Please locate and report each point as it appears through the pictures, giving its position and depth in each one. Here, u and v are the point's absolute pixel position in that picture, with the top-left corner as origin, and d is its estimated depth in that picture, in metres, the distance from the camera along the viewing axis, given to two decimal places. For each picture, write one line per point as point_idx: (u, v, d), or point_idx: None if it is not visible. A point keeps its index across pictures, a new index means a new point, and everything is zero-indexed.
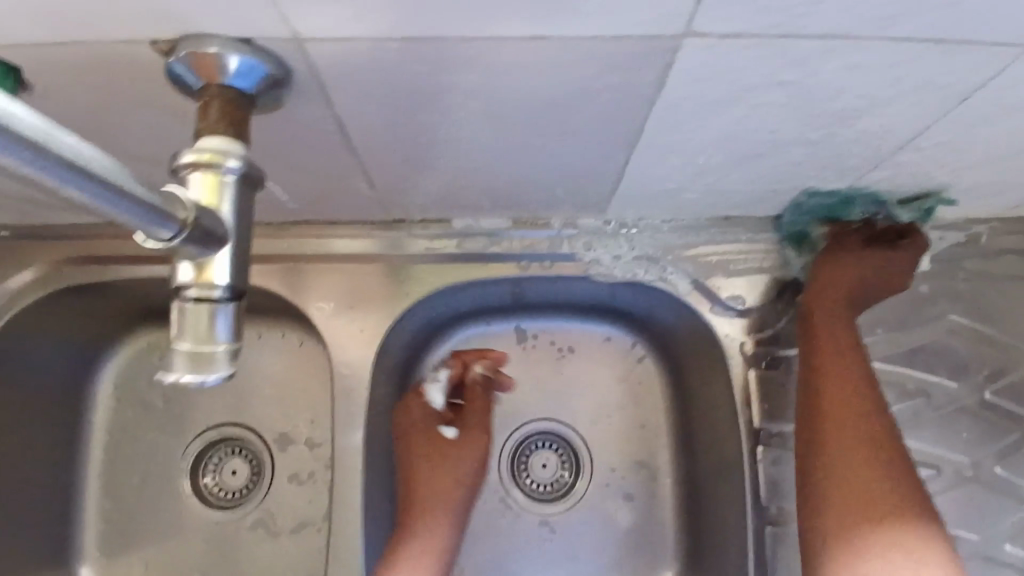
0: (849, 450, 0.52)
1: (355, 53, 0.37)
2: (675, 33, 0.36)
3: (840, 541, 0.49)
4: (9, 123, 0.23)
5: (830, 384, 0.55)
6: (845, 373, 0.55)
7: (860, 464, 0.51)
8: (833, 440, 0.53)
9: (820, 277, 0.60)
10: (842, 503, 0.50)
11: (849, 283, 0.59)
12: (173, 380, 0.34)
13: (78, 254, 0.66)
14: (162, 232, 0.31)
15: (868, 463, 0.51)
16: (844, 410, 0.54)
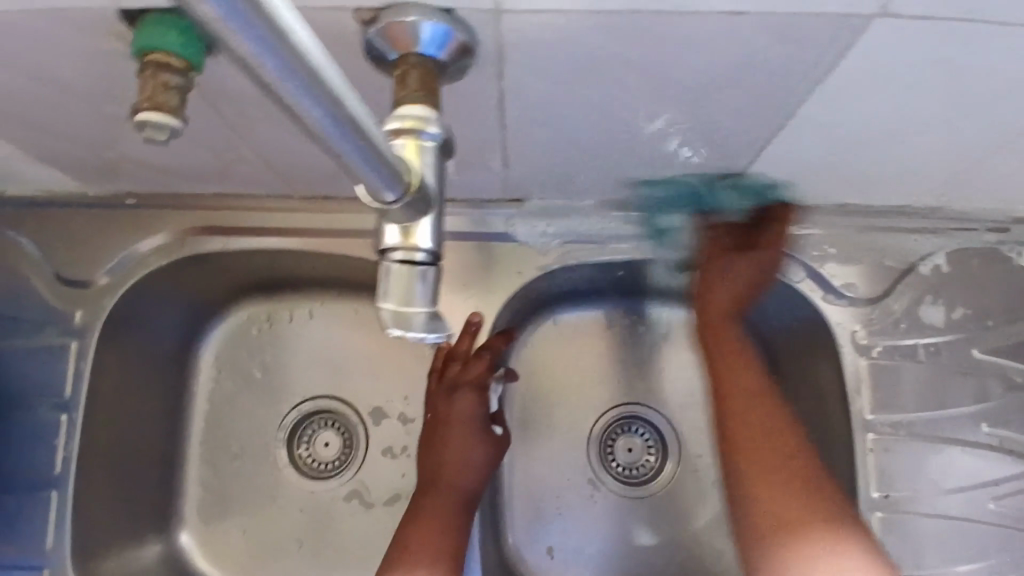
0: (762, 467, 0.56)
1: (546, 23, 0.38)
2: (868, 11, 0.37)
3: (772, 541, 0.53)
4: (320, 78, 0.24)
5: (733, 403, 0.60)
6: (753, 402, 0.59)
7: (780, 485, 0.55)
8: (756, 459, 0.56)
9: (726, 273, 0.63)
10: (779, 505, 0.54)
11: (750, 282, 0.63)
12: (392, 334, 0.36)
13: (200, 224, 0.68)
14: (388, 197, 0.32)
15: (784, 485, 0.55)
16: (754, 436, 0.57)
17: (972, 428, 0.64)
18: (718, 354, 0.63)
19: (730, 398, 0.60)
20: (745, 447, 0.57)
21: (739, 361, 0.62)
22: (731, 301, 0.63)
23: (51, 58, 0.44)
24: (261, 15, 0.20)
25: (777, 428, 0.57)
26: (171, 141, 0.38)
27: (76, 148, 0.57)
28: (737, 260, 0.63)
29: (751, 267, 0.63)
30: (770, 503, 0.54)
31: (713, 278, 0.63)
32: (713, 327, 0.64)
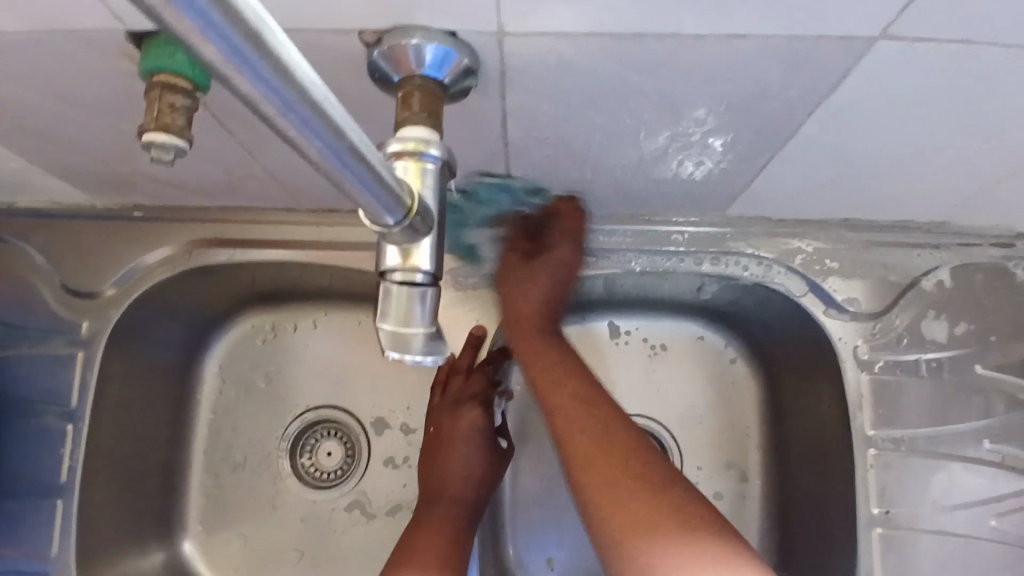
0: (577, 438, 0.50)
1: (549, 45, 0.38)
2: (868, 34, 0.38)
3: (620, 528, 0.45)
4: (323, 110, 0.23)
5: (548, 388, 0.54)
6: (563, 377, 0.55)
7: (596, 464, 0.49)
8: (581, 446, 0.50)
9: (516, 283, 0.60)
10: (631, 509, 0.46)
11: (553, 282, 0.61)
12: (391, 359, 0.36)
13: (207, 236, 0.69)
14: (388, 220, 0.32)
15: (600, 472, 0.48)
16: (576, 412, 0.52)
17: (973, 444, 0.64)
18: (534, 331, 0.59)
19: (555, 380, 0.55)
20: (565, 426, 0.51)
21: (553, 338, 0.58)
22: (542, 312, 0.60)
23: (63, 75, 0.44)
24: (269, 59, 0.20)
25: (596, 408, 0.52)
26: (177, 160, 0.39)
27: (85, 161, 0.58)
28: (530, 272, 0.60)
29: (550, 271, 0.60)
30: (619, 498, 0.46)
31: (514, 290, 0.61)
32: (524, 314, 0.59)
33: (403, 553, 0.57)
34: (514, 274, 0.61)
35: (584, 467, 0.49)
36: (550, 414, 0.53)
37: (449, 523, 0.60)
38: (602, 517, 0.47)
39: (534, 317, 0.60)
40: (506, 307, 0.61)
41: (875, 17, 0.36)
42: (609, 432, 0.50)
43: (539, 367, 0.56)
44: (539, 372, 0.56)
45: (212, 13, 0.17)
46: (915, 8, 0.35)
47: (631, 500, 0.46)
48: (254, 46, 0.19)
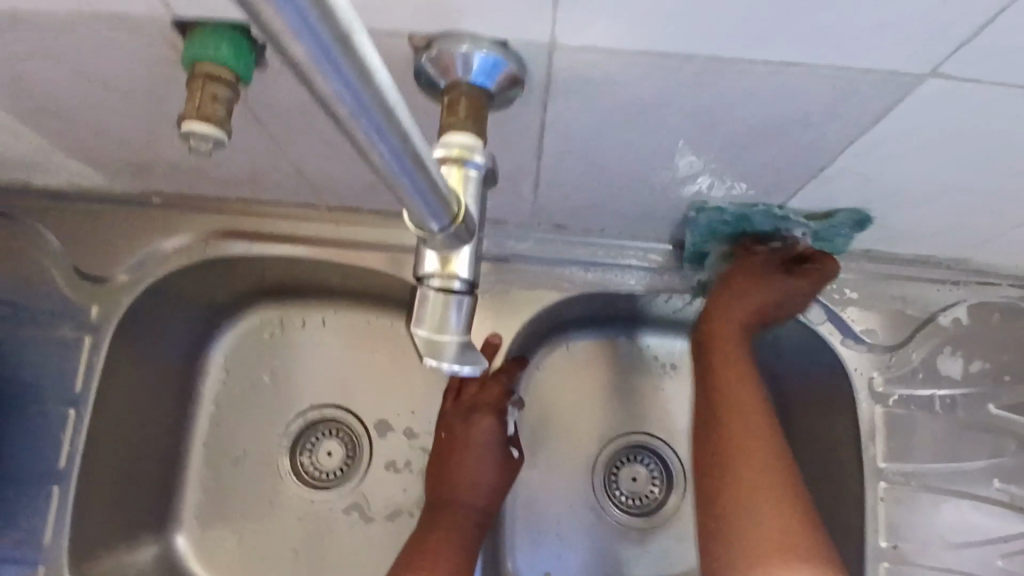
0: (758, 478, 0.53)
1: (599, 61, 0.38)
2: (922, 70, 0.38)
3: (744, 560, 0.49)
4: (395, 116, 0.22)
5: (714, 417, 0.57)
6: (751, 401, 0.57)
7: (777, 506, 0.51)
8: (755, 481, 0.53)
9: (741, 290, 0.61)
10: (771, 536, 0.50)
11: (770, 302, 0.61)
12: (425, 365, 0.35)
13: (224, 228, 0.68)
14: (432, 226, 0.31)
15: (780, 515, 0.51)
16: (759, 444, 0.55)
17: (983, 483, 0.63)
18: (717, 349, 0.61)
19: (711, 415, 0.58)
20: (737, 457, 0.54)
21: (737, 361, 0.60)
22: (745, 319, 0.62)
23: (100, 58, 0.44)
24: (354, 62, 0.19)
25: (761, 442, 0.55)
26: (215, 151, 0.38)
27: (109, 145, 0.57)
28: (762, 281, 0.61)
29: (773, 292, 0.61)
30: (745, 525, 0.51)
31: (733, 294, 0.62)
32: (724, 325, 0.61)
33: (411, 555, 0.57)
34: (746, 276, 0.62)
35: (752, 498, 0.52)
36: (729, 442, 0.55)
37: (455, 530, 0.59)
38: (728, 551, 0.51)
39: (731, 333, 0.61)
40: (722, 307, 0.62)
41: (933, 54, 0.36)
42: (779, 471, 0.53)
43: (728, 392, 0.58)
44: (731, 397, 0.58)
45: (309, 12, 0.17)
46: (973, 47, 0.35)
47: (760, 525, 0.50)
48: (342, 49, 0.19)
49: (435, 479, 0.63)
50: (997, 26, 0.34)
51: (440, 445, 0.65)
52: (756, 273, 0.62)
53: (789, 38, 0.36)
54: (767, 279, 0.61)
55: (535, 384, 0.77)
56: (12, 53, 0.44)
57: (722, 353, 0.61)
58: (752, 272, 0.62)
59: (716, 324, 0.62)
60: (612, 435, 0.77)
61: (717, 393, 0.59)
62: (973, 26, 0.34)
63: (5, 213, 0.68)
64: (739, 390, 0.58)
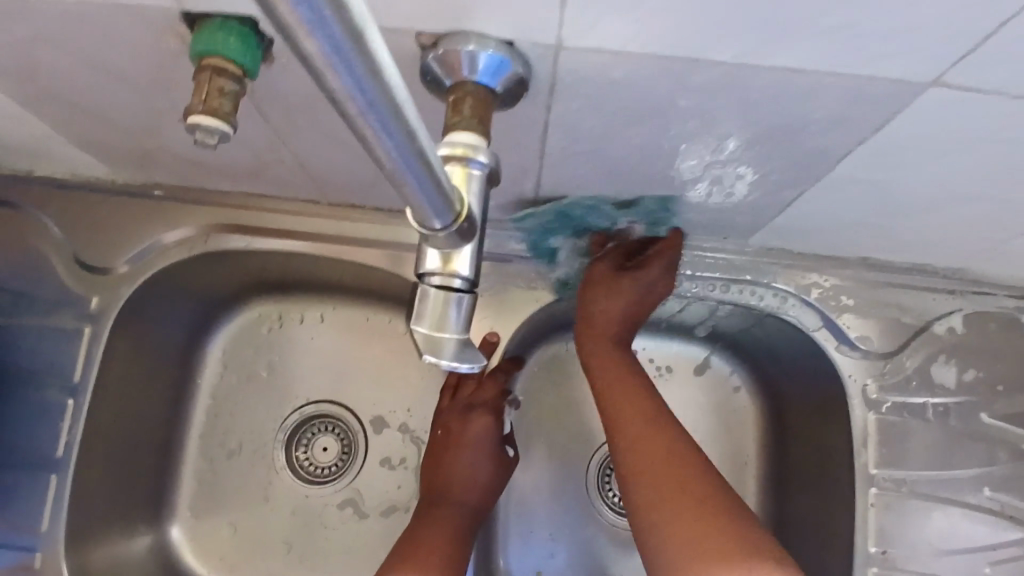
0: (659, 478, 0.51)
1: (604, 64, 0.39)
2: (924, 79, 0.38)
3: (678, 551, 0.47)
4: (401, 112, 0.23)
5: (616, 427, 0.57)
6: (644, 420, 0.56)
7: (661, 488, 0.51)
8: (649, 485, 0.51)
9: (613, 298, 0.62)
10: (679, 526, 0.48)
11: (633, 298, 0.62)
12: (426, 362, 0.36)
13: (227, 221, 0.69)
14: (435, 223, 0.32)
15: (667, 494, 0.50)
16: (659, 453, 0.53)
17: (974, 492, 0.64)
18: (611, 365, 0.61)
19: (633, 425, 0.56)
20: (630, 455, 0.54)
21: (627, 374, 0.60)
22: (616, 325, 0.63)
23: (108, 47, 0.44)
24: (365, 58, 0.20)
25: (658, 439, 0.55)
26: (220, 145, 0.38)
27: (113, 135, 0.57)
28: (618, 284, 0.62)
29: (633, 295, 0.62)
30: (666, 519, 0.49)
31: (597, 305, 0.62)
32: (603, 339, 0.62)
33: (402, 549, 0.57)
34: (608, 287, 0.62)
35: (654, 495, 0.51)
36: (622, 457, 0.55)
37: (449, 526, 0.59)
38: (656, 534, 0.49)
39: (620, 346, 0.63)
40: (596, 328, 0.63)
41: (935, 64, 0.37)
42: (671, 462, 0.52)
43: (620, 414, 0.57)
44: (620, 410, 0.58)
45: (323, 8, 0.17)
46: (975, 58, 0.36)
47: (666, 522, 0.48)
48: (354, 44, 0.19)
49: (429, 476, 0.63)
50: (999, 36, 0.34)
51: (435, 442, 0.65)
52: (609, 283, 0.62)
53: (794, 44, 0.36)
54: (621, 283, 0.62)
55: (531, 384, 0.78)
56: (20, 41, 0.44)
57: (603, 369, 0.61)
58: (603, 280, 0.62)
59: (602, 338, 0.63)
60: (607, 437, 0.77)
61: (609, 414, 0.58)
62: (975, 37, 0.34)
63: (6, 200, 0.68)
64: (637, 406, 0.57)
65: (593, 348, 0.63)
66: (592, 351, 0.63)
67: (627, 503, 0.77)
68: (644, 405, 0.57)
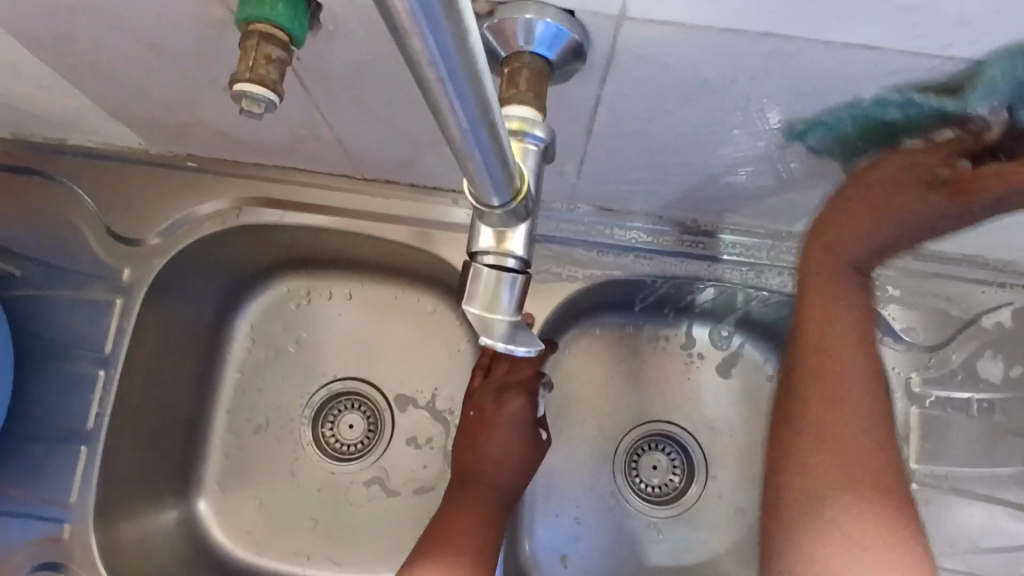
0: (817, 475, 0.47)
1: (665, 38, 0.37)
2: (1005, 60, 0.36)
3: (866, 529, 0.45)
4: (480, 83, 0.21)
5: (795, 409, 0.50)
6: (828, 404, 0.48)
7: (821, 466, 0.47)
8: (825, 489, 0.47)
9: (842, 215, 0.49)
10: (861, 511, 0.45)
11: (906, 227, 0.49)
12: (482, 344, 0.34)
13: (260, 195, 0.68)
14: (494, 201, 0.30)
15: (829, 462, 0.47)
16: (819, 435, 0.48)
17: (1017, 490, 0.62)
18: (818, 388, 0.49)
19: (832, 444, 0.47)
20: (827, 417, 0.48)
21: (838, 347, 0.50)
22: (844, 254, 0.50)
23: (149, 15, 0.43)
24: (455, 25, 0.18)
25: (846, 417, 0.48)
26: (265, 114, 0.37)
27: (148, 106, 0.56)
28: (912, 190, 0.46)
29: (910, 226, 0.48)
30: (844, 527, 0.45)
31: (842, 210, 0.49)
32: (816, 286, 0.51)
33: (433, 537, 0.56)
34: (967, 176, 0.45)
35: (834, 476, 0.47)
36: (783, 488, 0.49)
37: (481, 510, 0.59)
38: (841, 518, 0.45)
39: (860, 341, 0.50)
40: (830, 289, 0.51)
41: (1020, 44, 0.35)
42: (853, 435, 0.48)
43: (812, 391, 0.49)
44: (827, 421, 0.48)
45: None
46: None
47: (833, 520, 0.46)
48: (445, 7, 0.18)
49: (462, 457, 0.62)
50: None
51: (467, 424, 0.64)
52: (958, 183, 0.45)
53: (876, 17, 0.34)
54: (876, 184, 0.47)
55: (562, 368, 0.77)
56: (61, 7, 0.43)
57: (824, 355, 0.50)
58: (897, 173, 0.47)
59: (806, 314, 0.51)
60: (636, 421, 0.77)
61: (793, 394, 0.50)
62: None
63: (38, 169, 0.67)
64: (834, 432, 0.48)
65: (807, 289, 0.52)
66: (811, 318, 0.51)
67: (655, 490, 0.76)
68: (841, 399, 0.49)
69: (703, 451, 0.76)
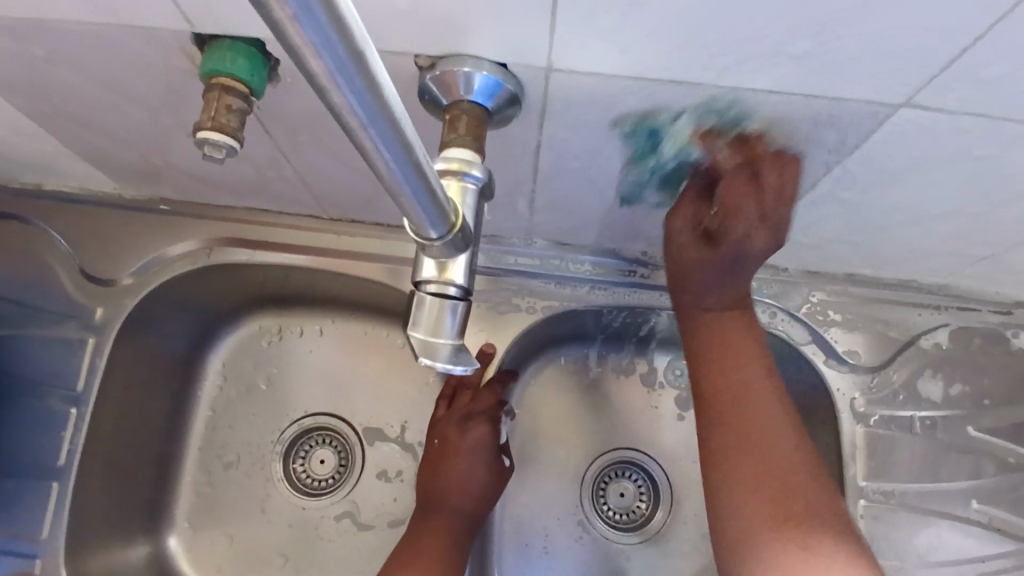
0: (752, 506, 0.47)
1: (591, 86, 0.41)
2: (896, 101, 0.41)
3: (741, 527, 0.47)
4: (398, 127, 0.25)
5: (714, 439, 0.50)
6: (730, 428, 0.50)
7: (764, 494, 0.47)
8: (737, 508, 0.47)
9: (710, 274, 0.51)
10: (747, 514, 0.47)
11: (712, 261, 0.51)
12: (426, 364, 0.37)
13: (230, 234, 0.70)
14: (430, 233, 0.33)
15: (771, 498, 0.47)
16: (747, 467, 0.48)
17: (961, 504, 0.65)
18: (726, 409, 0.50)
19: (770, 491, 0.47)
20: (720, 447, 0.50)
21: (740, 385, 0.50)
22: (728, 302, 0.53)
23: (122, 69, 0.46)
24: (366, 76, 0.22)
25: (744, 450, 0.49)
26: (228, 159, 0.40)
27: (123, 153, 0.59)
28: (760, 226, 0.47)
29: (729, 278, 0.51)
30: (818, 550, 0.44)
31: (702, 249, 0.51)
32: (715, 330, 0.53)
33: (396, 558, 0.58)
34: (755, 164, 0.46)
35: (779, 528, 0.46)
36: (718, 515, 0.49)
37: (447, 534, 0.60)
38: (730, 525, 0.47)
39: (758, 357, 0.52)
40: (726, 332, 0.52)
41: (908, 84, 0.39)
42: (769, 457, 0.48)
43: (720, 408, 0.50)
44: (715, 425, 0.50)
45: (330, 31, 0.19)
46: (947, 78, 0.38)
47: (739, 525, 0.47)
48: (355, 64, 0.21)
49: (428, 483, 0.64)
50: (972, 55, 0.36)
51: (433, 450, 0.66)
52: (730, 182, 0.47)
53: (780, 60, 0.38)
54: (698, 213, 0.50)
55: (528, 398, 0.79)
56: (40, 61, 0.46)
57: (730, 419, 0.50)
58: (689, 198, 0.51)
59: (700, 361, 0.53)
60: (601, 450, 0.79)
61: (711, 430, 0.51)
62: (942, 61, 0.37)
63: (13, 213, 0.70)
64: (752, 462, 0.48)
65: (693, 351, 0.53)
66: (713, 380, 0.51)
67: (622, 517, 0.78)
68: (743, 431, 0.49)
69: (665, 476, 0.78)
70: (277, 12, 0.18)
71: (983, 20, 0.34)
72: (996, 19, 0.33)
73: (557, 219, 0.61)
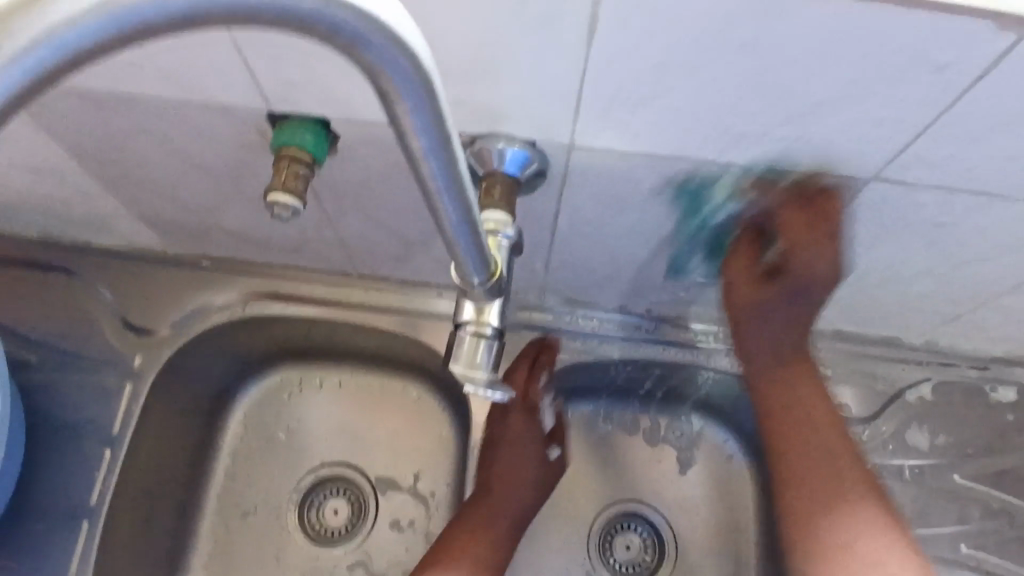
0: (818, 504, 0.59)
1: (607, 161, 0.48)
2: (867, 175, 0.48)
3: (820, 514, 0.59)
4: (465, 191, 0.31)
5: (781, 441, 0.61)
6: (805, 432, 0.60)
7: (817, 496, 0.59)
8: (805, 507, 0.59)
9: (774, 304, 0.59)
10: (822, 508, 0.59)
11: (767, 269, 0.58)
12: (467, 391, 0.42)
13: (265, 290, 0.76)
14: (474, 279, 0.39)
15: (826, 499, 0.59)
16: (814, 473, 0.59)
17: (952, 549, 0.69)
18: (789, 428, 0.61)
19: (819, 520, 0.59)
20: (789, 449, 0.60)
21: (804, 428, 0.61)
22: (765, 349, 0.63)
23: (195, 141, 0.53)
24: (450, 153, 0.28)
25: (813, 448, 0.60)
26: (292, 219, 0.46)
27: (177, 215, 0.65)
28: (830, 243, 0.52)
29: (792, 308, 0.59)
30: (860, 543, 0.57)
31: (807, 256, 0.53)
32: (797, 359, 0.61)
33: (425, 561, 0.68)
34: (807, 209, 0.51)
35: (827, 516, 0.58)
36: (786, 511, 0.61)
37: (496, 522, 0.73)
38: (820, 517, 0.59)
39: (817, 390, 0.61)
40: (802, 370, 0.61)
41: (878, 161, 0.46)
42: (835, 460, 0.60)
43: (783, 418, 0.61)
44: (787, 441, 0.61)
45: (431, 121, 0.26)
46: (905, 157, 0.45)
47: (813, 509, 0.59)
48: (443, 145, 0.27)
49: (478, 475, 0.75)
50: (929, 137, 0.43)
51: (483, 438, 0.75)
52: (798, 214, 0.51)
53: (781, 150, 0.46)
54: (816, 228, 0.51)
55: None
56: (124, 133, 0.53)
57: (790, 443, 0.61)
58: (738, 257, 0.58)
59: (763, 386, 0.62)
60: (607, 501, 0.82)
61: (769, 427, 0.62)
62: (902, 142, 0.44)
63: (62, 267, 0.75)
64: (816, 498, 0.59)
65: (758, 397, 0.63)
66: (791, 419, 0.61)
67: (627, 568, 0.80)
68: (793, 443, 0.60)
69: (669, 528, 0.81)
70: (396, 107, 0.25)
71: (933, 108, 0.41)
72: (943, 108, 0.41)
73: (570, 277, 0.67)
